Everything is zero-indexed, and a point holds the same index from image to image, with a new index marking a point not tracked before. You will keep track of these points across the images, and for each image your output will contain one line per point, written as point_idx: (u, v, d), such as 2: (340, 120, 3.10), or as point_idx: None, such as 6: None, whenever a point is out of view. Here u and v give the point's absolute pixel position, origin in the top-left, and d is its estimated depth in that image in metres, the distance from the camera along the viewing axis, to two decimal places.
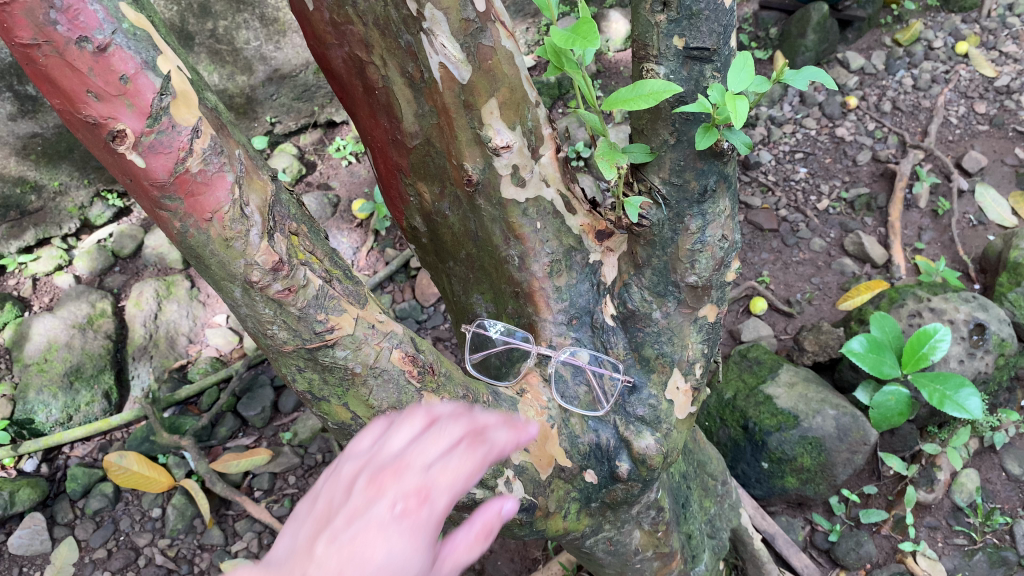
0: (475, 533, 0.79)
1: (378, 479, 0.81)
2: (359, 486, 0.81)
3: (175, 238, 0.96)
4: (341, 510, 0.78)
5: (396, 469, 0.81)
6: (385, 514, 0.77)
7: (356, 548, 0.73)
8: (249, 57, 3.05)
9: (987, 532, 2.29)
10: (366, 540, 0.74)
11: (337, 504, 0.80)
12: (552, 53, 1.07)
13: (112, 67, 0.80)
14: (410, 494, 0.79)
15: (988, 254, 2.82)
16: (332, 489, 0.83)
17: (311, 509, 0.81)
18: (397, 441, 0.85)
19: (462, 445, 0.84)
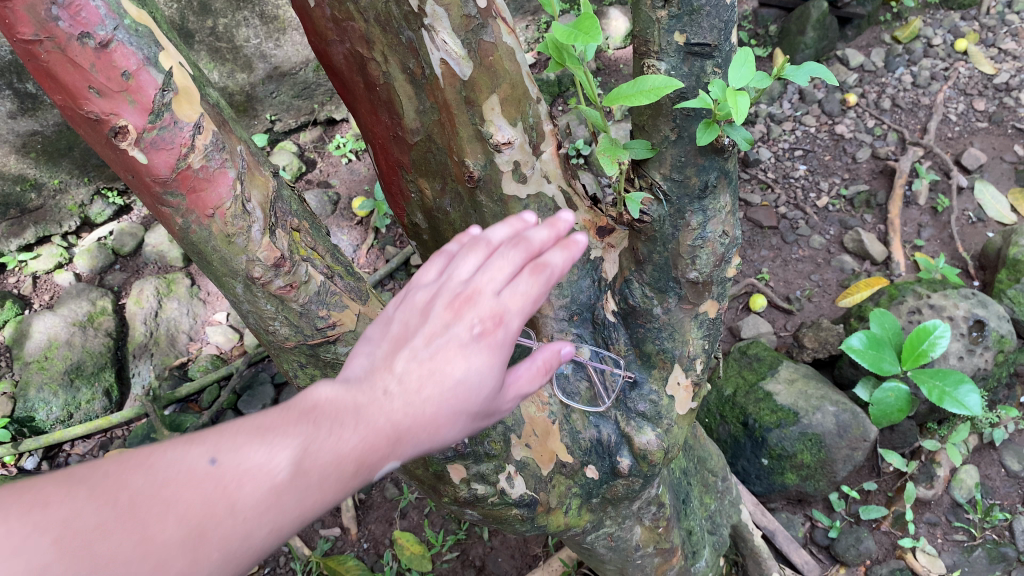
0: (536, 368, 0.81)
1: (449, 305, 0.75)
2: (429, 312, 0.75)
3: (178, 234, 0.97)
4: (413, 333, 0.75)
5: (467, 297, 0.75)
6: (458, 343, 0.73)
7: (433, 372, 0.72)
8: (249, 55, 3.05)
9: (987, 528, 2.29)
10: (442, 364, 0.72)
11: (408, 327, 0.75)
12: (554, 48, 1.07)
13: (114, 63, 0.80)
14: (485, 320, 0.74)
15: (988, 251, 2.83)
16: (403, 311, 0.77)
17: (385, 324, 0.77)
18: (465, 264, 0.77)
19: (529, 270, 0.75)
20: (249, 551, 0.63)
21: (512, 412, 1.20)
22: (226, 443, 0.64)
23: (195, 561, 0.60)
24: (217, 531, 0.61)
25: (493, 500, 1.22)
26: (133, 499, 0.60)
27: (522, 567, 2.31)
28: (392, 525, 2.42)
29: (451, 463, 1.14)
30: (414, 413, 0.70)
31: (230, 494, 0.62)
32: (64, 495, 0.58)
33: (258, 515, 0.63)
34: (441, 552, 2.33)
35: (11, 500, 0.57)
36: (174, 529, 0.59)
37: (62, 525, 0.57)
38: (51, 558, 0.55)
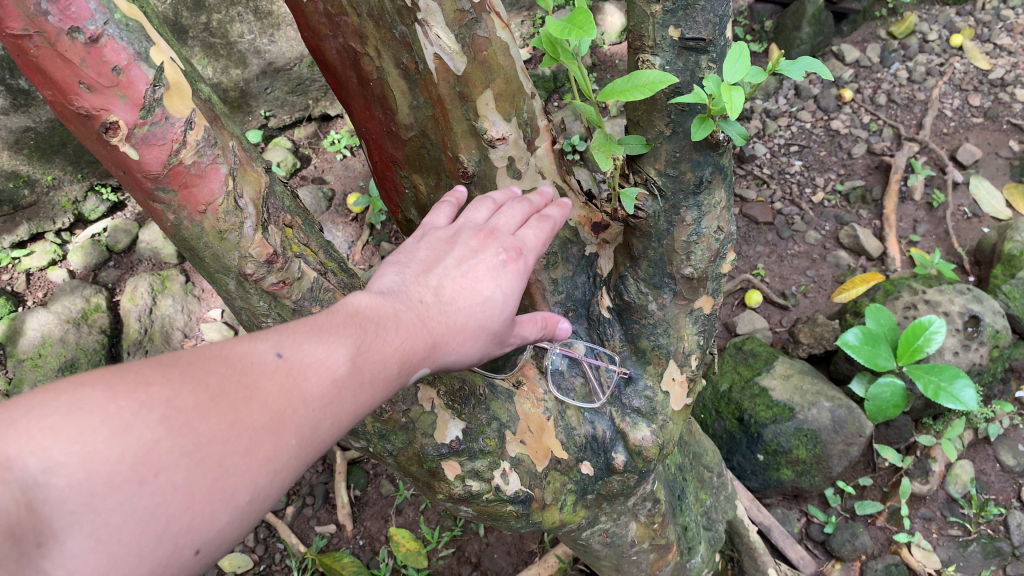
0: (535, 322, 1.04)
1: (476, 237, 0.95)
2: (458, 242, 0.94)
3: (170, 230, 0.96)
4: (444, 255, 0.92)
5: (490, 233, 0.96)
6: (489, 261, 0.92)
7: (471, 281, 0.89)
8: (243, 50, 3.04)
9: (982, 522, 2.29)
10: (478, 276, 0.90)
11: (438, 253, 0.92)
12: (548, 43, 1.06)
13: (105, 58, 0.79)
14: (509, 250, 0.95)
15: (983, 247, 2.83)
16: (428, 244, 0.94)
17: (410, 254, 0.93)
18: (479, 212, 0.99)
19: (537, 219, 1.01)
20: (321, 439, 0.68)
21: (507, 408, 1.22)
22: (291, 341, 0.69)
23: (279, 444, 0.64)
24: (296, 417, 0.66)
25: (487, 497, 1.21)
26: (223, 384, 0.64)
27: (517, 563, 2.31)
28: (387, 522, 2.42)
29: (446, 460, 1.14)
30: (453, 314, 0.86)
31: (305, 383, 0.67)
32: (164, 379, 0.62)
33: (329, 404, 0.68)
34: (436, 549, 2.32)
35: (116, 382, 0.60)
36: (260, 412, 0.64)
37: (165, 405, 0.60)
38: (156, 434, 0.59)
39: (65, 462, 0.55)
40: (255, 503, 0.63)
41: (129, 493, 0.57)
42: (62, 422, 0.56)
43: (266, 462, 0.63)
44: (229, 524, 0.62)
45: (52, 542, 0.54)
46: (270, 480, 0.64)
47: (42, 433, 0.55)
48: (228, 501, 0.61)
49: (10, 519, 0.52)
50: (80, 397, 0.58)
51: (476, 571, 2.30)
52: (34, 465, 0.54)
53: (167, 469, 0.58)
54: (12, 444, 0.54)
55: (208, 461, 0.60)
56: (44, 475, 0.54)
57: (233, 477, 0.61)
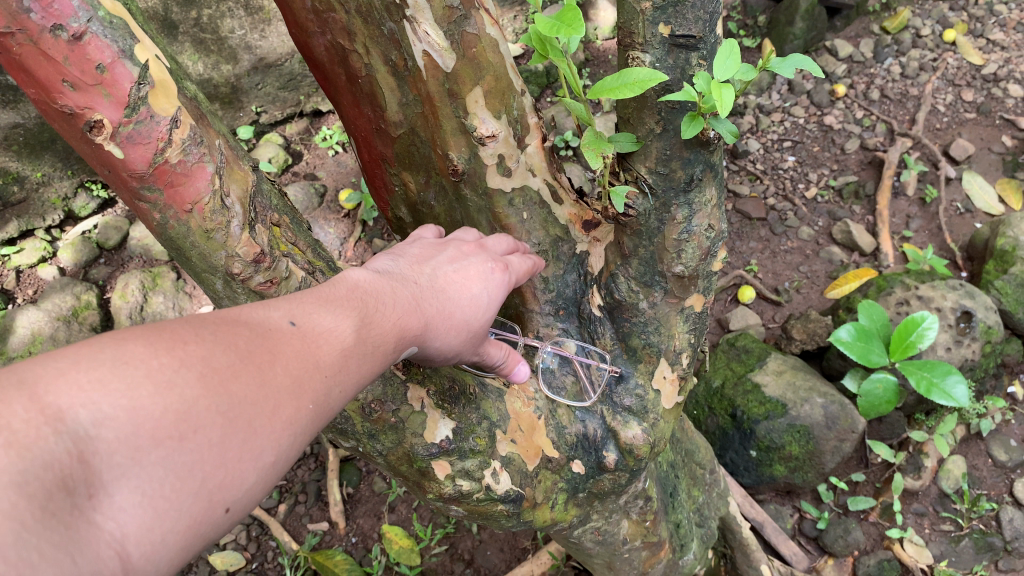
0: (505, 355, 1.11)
1: (464, 247, 1.03)
2: (449, 246, 1.02)
3: (156, 230, 0.95)
4: (437, 253, 0.99)
5: (477, 248, 1.05)
6: (478, 264, 1.00)
7: (463, 279, 0.96)
8: (234, 46, 3.02)
9: (974, 517, 2.30)
10: (468, 276, 0.97)
11: (430, 254, 0.99)
12: (538, 40, 1.05)
13: (88, 55, 0.78)
14: (495, 262, 1.03)
15: (976, 242, 2.84)
16: (419, 248, 1.01)
17: (402, 251, 0.99)
18: (464, 235, 1.08)
19: (514, 253, 1.12)
20: (331, 405, 0.69)
21: (497, 407, 1.22)
22: (302, 311, 0.72)
23: (300, 408, 0.65)
24: (314, 382, 0.67)
25: (477, 496, 1.20)
26: (250, 345, 0.64)
27: (510, 560, 2.31)
28: (380, 519, 2.42)
29: (436, 459, 1.14)
30: (448, 305, 0.91)
31: (318, 351, 0.69)
32: (197, 338, 0.61)
33: (340, 373, 0.70)
34: (429, 546, 2.33)
35: (153, 338, 0.59)
36: (286, 374, 0.65)
37: (202, 363, 0.60)
38: (199, 389, 0.58)
39: (112, 415, 0.54)
40: (276, 464, 0.64)
41: (173, 448, 0.56)
42: (107, 375, 0.55)
43: (289, 425, 0.64)
44: (256, 484, 0.62)
45: (101, 496, 0.53)
46: (291, 443, 0.65)
47: (90, 385, 0.54)
48: (256, 461, 0.62)
49: (65, 470, 0.51)
50: (122, 351, 0.57)
51: (469, 568, 2.30)
52: (85, 418, 0.53)
53: (207, 426, 0.58)
54: (61, 395, 0.52)
55: (243, 420, 0.61)
56: (95, 427, 0.53)
57: (262, 438, 0.62)
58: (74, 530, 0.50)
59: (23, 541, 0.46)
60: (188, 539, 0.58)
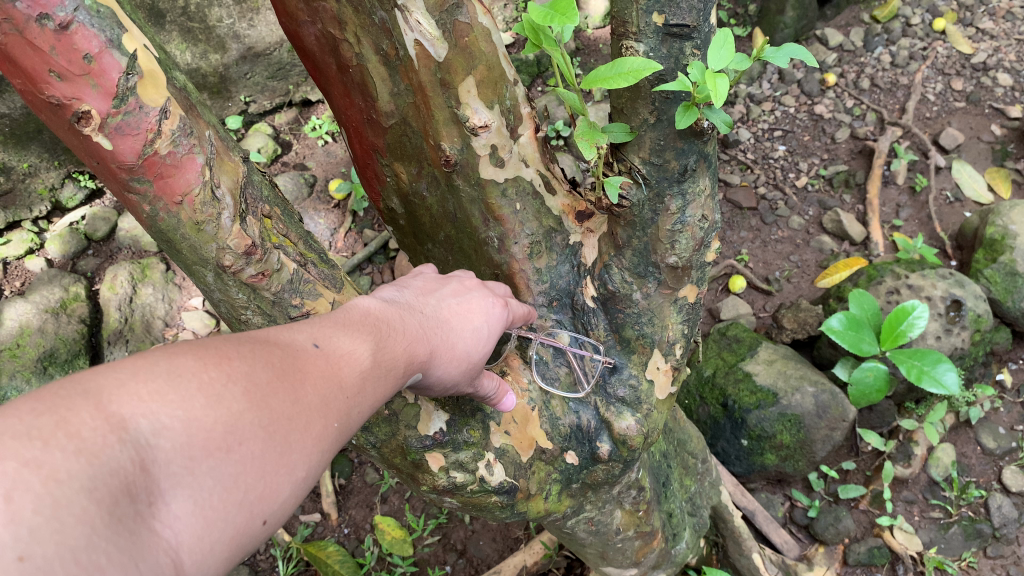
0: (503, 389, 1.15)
1: (466, 281, 1.10)
2: (451, 281, 1.09)
3: (146, 222, 0.94)
4: (441, 287, 1.05)
5: (476, 283, 1.11)
6: (480, 299, 1.07)
7: (466, 309, 1.03)
8: (222, 35, 3.00)
9: (963, 505, 2.32)
10: (471, 308, 1.04)
11: (434, 286, 1.06)
12: (531, 29, 1.04)
13: (75, 45, 0.77)
14: (494, 297, 1.10)
15: (965, 231, 2.85)
16: (421, 281, 1.07)
17: (406, 283, 1.05)
18: (462, 273, 1.14)
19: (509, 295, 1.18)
20: (351, 424, 0.75)
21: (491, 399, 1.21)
22: (324, 335, 0.77)
23: (328, 425, 0.70)
24: (338, 403, 0.73)
25: (471, 488, 1.20)
26: (284, 363, 0.69)
27: (503, 550, 2.31)
28: (372, 510, 2.41)
29: (430, 451, 1.14)
30: (451, 334, 0.98)
31: (341, 373, 0.75)
32: (238, 355, 0.66)
33: (359, 396, 0.76)
34: (422, 536, 2.33)
35: (201, 354, 0.63)
36: (316, 392, 0.70)
37: (245, 379, 0.64)
38: (244, 404, 0.63)
39: (169, 425, 0.57)
40: (307, 479, 0.68)
41: (221, 459, 0.60)
42: (165, 387, 0.59)
43: (319, 442, 0.69)
44: (290, 498, 0.66)
45: (159, 504, 0.56)
46: (320, 459, 0.70)
47: (149, 396, 0.57)
48: (290, 475, 0.66)
49: (129, 478, 0.53)
50: (173, 364, 0.61)
51: (462, 558, 2.30)
52: (145, 428, 0.56)
53: (250, 439, 0.62)
54: (124, 405, 0.56)
55: (280, 434, 0.65)
56: (155, 436, 0.56)
57: (296, 452, 0.67)
58: (137, 535, 0.53)
59: (92, 545, 0.49)
60: (231, 550, 0.61)
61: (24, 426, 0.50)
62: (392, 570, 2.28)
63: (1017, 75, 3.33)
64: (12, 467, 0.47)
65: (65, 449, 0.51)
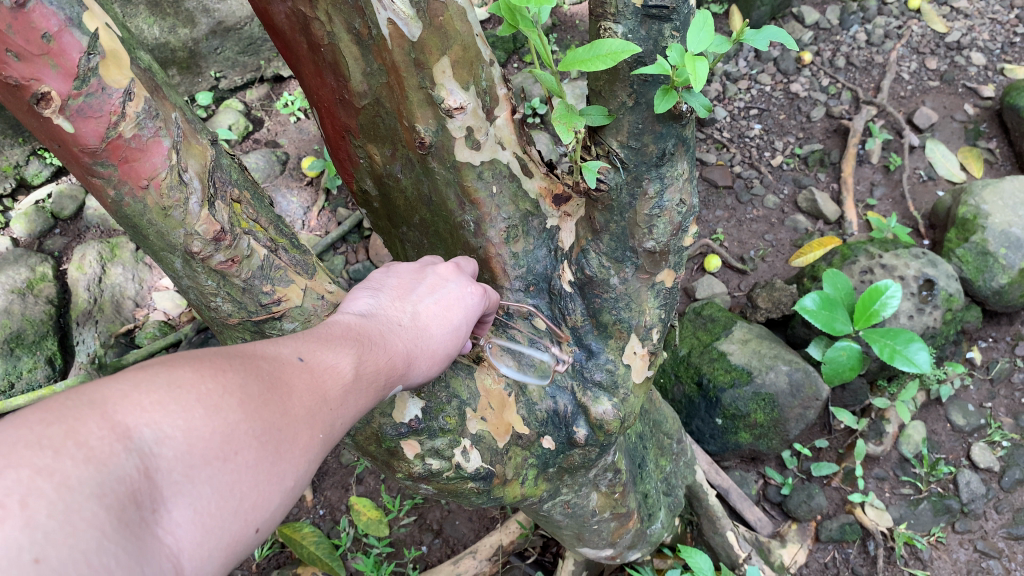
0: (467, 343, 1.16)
1: (442, 269, 1.09)
2: (427, 272, 1.07)
3: (110, 207, 0.91)
4: (416, 283, 1.04)
5: (452, 268, 1.10)
6: (457, 291, 1.06)
7: (444, 307, 1.02)
8: (191, 9, 2.94)
9: (932, 481, 2.35)
10: (450, 304, 1.03)
11: (411, 280, 1.04)
12: (507, 10, 1.01)
13: (33, 24, 0.73)
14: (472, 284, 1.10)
15: (938, 211, 2.87)
16: (397, 274, 1.06)
17: (381, 281, 1.03)
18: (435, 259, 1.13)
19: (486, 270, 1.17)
20: (335, 435, 0.77)
21: (466, 384, 1.20)
22: (308, 349, 0.79)
23: (314, 436, 0.73)
24: (321, 415, 0.75)
25: (448, 474, 1.20)
26: (272, 376, 0.71)
27: (479, 530, 2.31)
28: (348, 491, 2.41)
29: (405, 439, 1.14)
30: (428, 339, 0.98)
31: (325, 386, 0.76)
32: (231, 367, 0.68)
33: (341, 409, 0.78)
34: (397, 517, 2.32)
35: (198, 365, 0.66)
36: (302, 405, 0.72)
37: (240, 390, 0.67)
38: (239, 415, 0.65)
39: (171, 434, 0.60)
40: (296, 488, 0.71)
41: (218, 467, 0.63)
42: (165, 398, 0.61)
43: (305, 453, 0.71)
44: (281, 506, 0.69)
45: (161, 511, 0.58)
46: (307, 469, 0.72)
47: (151, 406, 0.60)
48: (281, 485, 0.69)
49: (135, 485, 0.56)
50: (173, 375, 0.63)
51: (437, 538, 2.30)
52: (148, 436, 0.58)
53: (245, 449, 0.65)
54: (128, 415, 0.58)
55: (272, 444, 0.68)
56: (157, 445, 0.59)
57: (285, 464, 0.69)
58: (141, 541, 0.55)
59: (103, 549, 0.51)
60: (227, 556, 0.64)
61: (35, 435, 0.52)
62: (368, 550, 2.27)
63: (990, 55, 3.34)
64: (27, 474, 0.50)
65: (76, 457, 0.53)
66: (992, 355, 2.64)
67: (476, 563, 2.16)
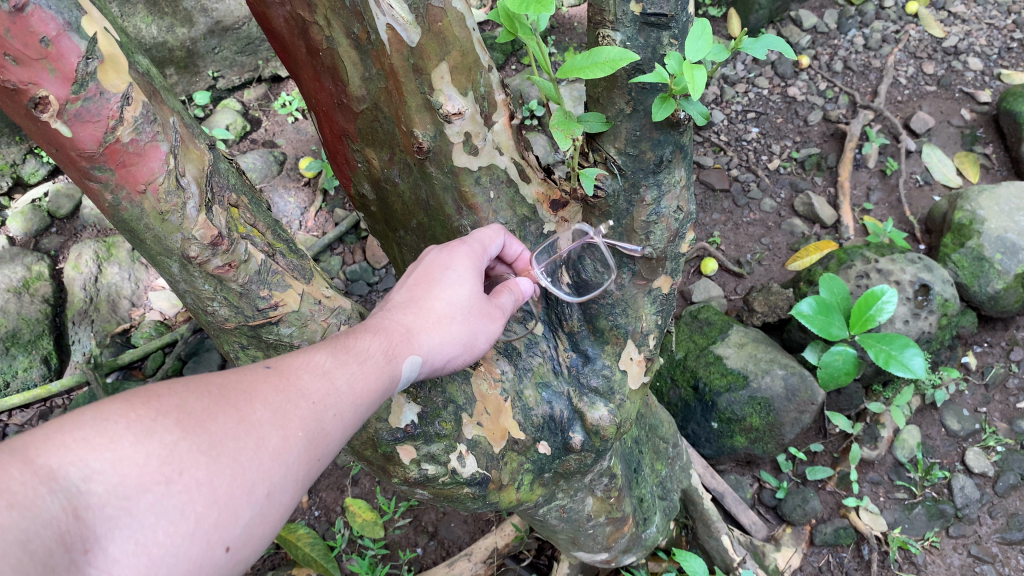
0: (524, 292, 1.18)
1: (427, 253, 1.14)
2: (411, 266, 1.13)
3: (106, 211, 0.91)
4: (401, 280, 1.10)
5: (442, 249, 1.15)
6: (434, 259, 1.09)
7: (422, 279, 1.06)
8: (189, 9, 2.94)
9: (927, 486, 2.35)
10: (429, 272, 1.07)
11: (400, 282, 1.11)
12: (506, 17, 1.02)
13: (32, 28, 0.73)
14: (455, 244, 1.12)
15: (935, 216, 2.87)
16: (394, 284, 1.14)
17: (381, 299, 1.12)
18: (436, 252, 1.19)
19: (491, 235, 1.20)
20: (323, 429, 0.82)
21: (463, 390, 1.20)
22: (282, 355, 0.86)
23: (286, 438, 0.77)
24: (296, 411, 0.80)
25: (443, 479, 1.21)
26: (222, 391, 0.76)
27: (474, 532, 2.31)
28: (343, 492, 2.41)
29: (401, 444, 1.14)
30: (415, 308, 1.02)
31: (296, 383, 0.82)
32: (169, 392, 0.73)
33: (327, 398, 0.83)
34: (393, 519, 2.33)
35: (130, 397, 0.70)
36: (259, 407, 0.77)
37: (176, 411, 0.71)
38: (176, 435, 0.69)
39: (99, 470, 0.64)
40: (268, 498, 0.75)
41: (161, 491, 0.66)
42: (93, 434, 0.65)
43: (277, 456, 0.76)
44: (251, 519, 0.73)
45: (95, 550, 0.62)
46: (281, 474, 0.76)
47: (77, 445, 0.64)
48: (247, 496, 0.73)
49: (62, 527, 0.60)
50: (101, 410, 0.67)
51: (433, 540, 2.30)
52: (75, 475, 0.63)
53: (192, 467, 0.69)
54: (52, 457, 0.62)
55: (223, 456, 0.72)
56: (84, 482, 0.63)
57: (249, 473, 0.73)
58: None
59: None
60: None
61: None
62: (363, 552, 2.27)
63: (987, 60, 3.35)
64: None
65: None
66: (987, 360, 2.64)
67: (471, 565, 2.16)
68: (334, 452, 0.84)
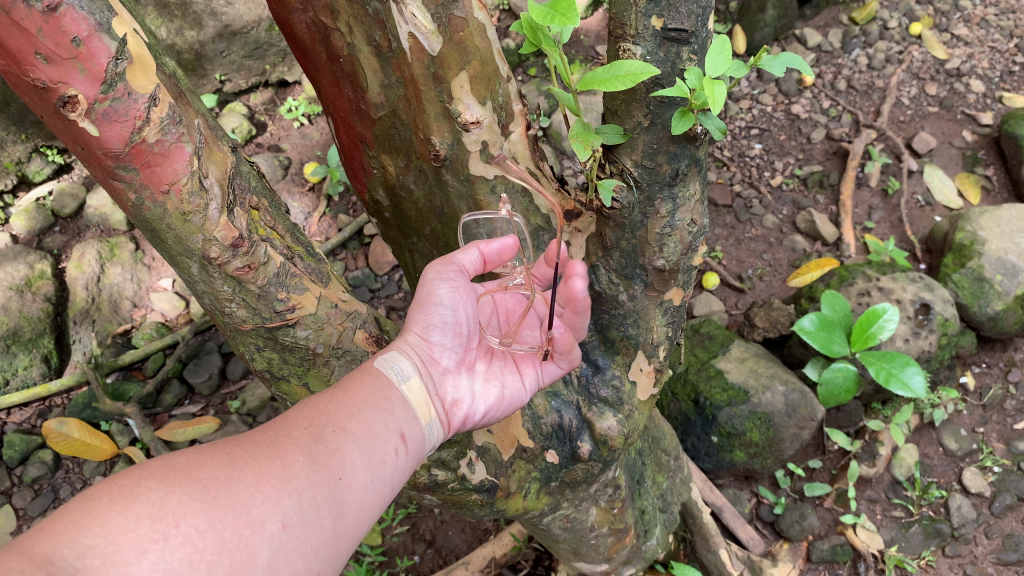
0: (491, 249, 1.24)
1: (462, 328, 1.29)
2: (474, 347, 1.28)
3: (129, 210, 0.91)
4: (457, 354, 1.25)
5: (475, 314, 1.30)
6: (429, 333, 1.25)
7: None
8: (199, 12, 2.96)
9: (924, 505, 2.36)
10: None
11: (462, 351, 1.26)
12: (529, 28, 1.04)
13: (63, 28, 0.74)
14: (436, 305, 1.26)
15: (935, 236, 2.89)
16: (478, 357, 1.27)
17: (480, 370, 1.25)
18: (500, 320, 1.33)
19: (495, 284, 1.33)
20: (329, 449, 0.88)
21: None
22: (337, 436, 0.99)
23: (288, 466, 0.82)
24: (289, 440, 0.86)
25: (453, 486, 1.26)
26: (207, 449, 0.81)
27: (472, 541, 2.31)
28: None
29: None
30: None
31: (286, 420, 0.90)
32: (150, 461, 0.77)
33: (319, 419, 0.91)
34: (391, 526, 2.32)
35: (110, 475, 0.73)
36: (257, 449, 0.84)
37: (159, 471, 0.75)
38: (164, 491, 0.73)
39: (91, 545, 0.67)
40: (288, 531, 0.78)
41: (162, 547, 0.69)
42: (80, 515, 0.68)
43: (282, 485, 0.81)
44: (273, 556, 0.76)
45: None
46: (292, 504, 0.80)
47: (65, 529, 0.67)
48: (260, 534, 0.76)
49: None
50: (84, 491, 0.71)
51: (430, 548, 2.30)
52: (68, 555, 0.65)
53: (190, 517, 0.72)
54: (41, 545, 0.65)
55: (222, 502, 0.75)
56: (80, 559, 0.66)
57: (255, 509, 0.77)
58: None
59: None
60: None
61: None
62: (360, 559, 2.28)
63: (988, 83, 3.38)
64: None
65: None
66: (985, 381, 2.65)
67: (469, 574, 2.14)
68: (355, 467, 0.89)
